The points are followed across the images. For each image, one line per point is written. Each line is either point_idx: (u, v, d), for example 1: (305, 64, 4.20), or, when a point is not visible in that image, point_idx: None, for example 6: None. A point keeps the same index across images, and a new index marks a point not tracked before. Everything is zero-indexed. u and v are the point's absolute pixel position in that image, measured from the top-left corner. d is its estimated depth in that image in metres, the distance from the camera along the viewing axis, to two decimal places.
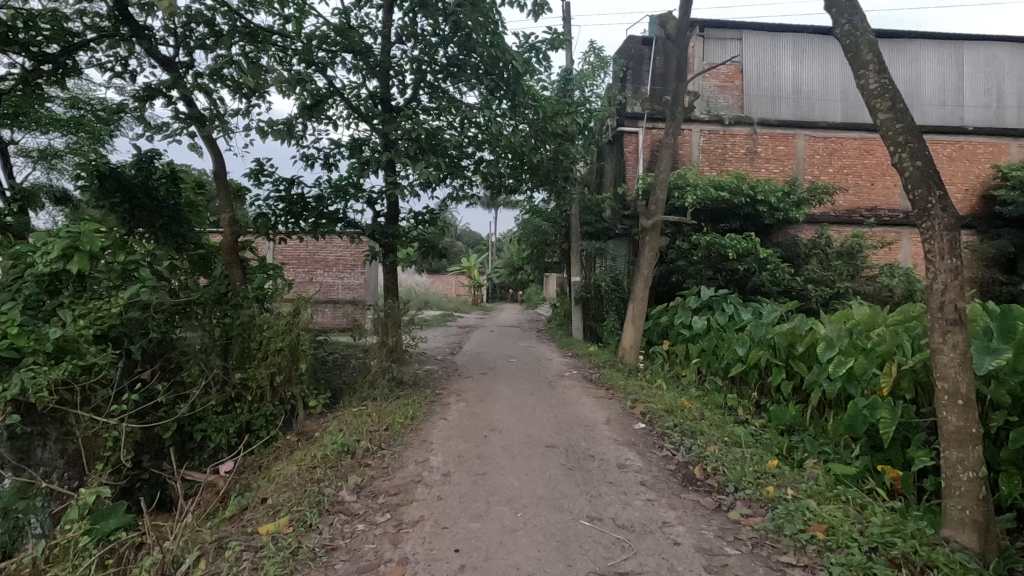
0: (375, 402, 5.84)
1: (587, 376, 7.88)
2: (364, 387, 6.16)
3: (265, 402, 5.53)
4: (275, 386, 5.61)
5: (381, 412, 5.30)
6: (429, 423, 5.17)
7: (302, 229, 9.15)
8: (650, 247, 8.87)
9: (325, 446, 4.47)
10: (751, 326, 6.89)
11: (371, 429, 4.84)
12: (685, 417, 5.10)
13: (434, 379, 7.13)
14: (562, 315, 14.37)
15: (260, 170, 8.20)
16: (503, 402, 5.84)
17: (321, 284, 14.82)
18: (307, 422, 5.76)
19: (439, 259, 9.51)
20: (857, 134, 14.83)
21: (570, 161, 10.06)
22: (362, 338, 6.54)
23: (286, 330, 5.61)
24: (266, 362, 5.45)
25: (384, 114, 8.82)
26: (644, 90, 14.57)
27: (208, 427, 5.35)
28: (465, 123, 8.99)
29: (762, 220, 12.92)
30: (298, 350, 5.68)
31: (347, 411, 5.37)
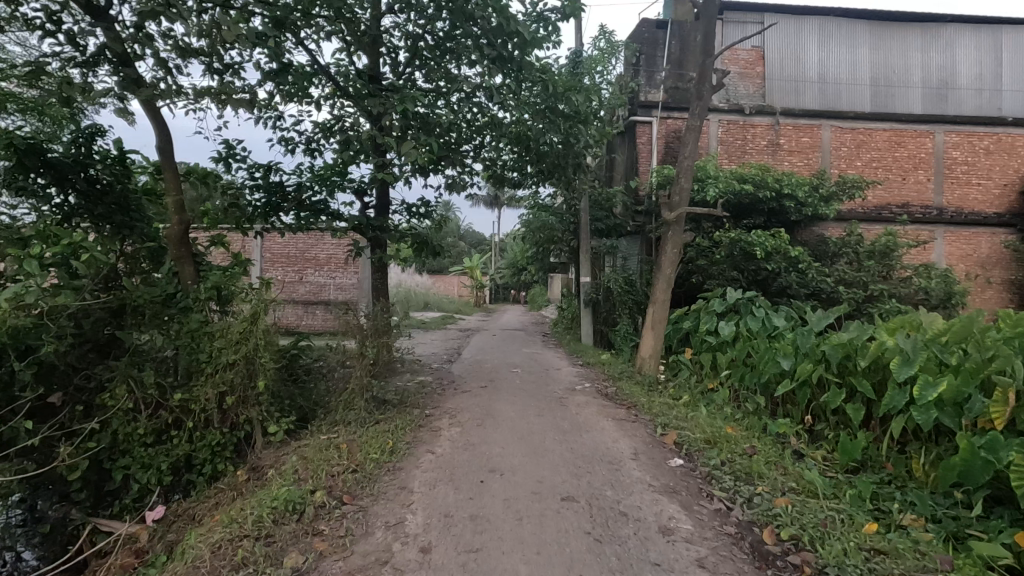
0: (351, 428, 4.89)
1: (603, 390, 6.92)
2: (338, 409, 5.19)
3: (211, 429, 4.62)
4: (225, 410, 4.70)
5: (353, 444, 4.34)
6: (414, 459, 4.20)
7: (283, 223, 8.21)
8: (673, 244, 7.84)
9: (271, 499, 3.54)
10: (794, 335, 5.88)
11: (335, 472, 3.90)
12: (734, 453, 4.11)
13: (426, 395, 6.18)
14: (570, 318, 13.40)
15: (231, 155, 7.32)
16: (509, 426, 4.90)
17: (312, 284, 13.91)
18: (264, 453, 4.84)
19: (434, 257, 8.23)
20: (887, 124, 13.79)
21: (582, 146, 9.12)
22: (341, 345, 5.55)
23: (241, 340, 4.67)
24: (214, 378, 4.50)
25: (372, 91, 7.82)
26: (659, 78, 13.52)
27: (132, 463, 4.43)
28: (464, 101, 8.01)
29: (788, 217, 11.93)
30: (258, 364, 4.72)
31: (314, 442, 4.40)
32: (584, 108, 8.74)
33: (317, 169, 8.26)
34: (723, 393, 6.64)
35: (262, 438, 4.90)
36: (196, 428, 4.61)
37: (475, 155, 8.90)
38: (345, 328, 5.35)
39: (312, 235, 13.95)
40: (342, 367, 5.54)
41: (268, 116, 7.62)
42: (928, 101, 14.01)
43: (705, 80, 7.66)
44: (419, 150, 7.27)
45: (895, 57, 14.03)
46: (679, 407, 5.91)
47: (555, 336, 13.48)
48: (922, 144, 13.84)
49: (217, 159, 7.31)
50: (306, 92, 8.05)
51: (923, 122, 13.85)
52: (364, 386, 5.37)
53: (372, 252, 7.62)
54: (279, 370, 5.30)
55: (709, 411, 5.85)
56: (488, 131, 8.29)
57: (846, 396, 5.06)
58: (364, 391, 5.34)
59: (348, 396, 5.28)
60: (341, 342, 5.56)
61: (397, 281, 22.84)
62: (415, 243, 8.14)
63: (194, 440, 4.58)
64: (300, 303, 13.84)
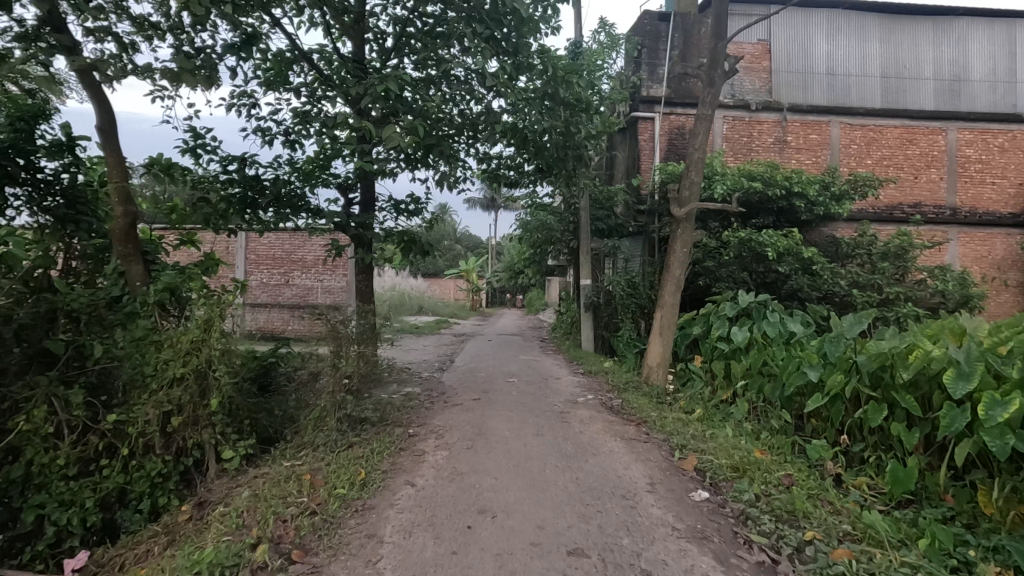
0: (323, 454, 4.28)
1: (607, 403, 6.32)
2: (307, 429, 4.57)
3: (151, 457, 4.16)
4: (169, 432, 4.25)
5: (324, 478, 3.75)
6: (391, 496, 3.60)
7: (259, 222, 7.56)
8: (683, 243, 7.23)
9: (196, 559, 2.93)
10: (819, 342, 5.32)
11: (286, 516, 3.31)
12: (769, 486, 3.53)
13: (412, 410, 5.57)
14: (568, 322, 12.77)
15: (200, 145, 6.74)
16: (505, 450, 4.30)
17: (298, 287, 13.29)
18: (217, 483, 4.41)
19: (424, 256, 7.58)
20: (898, 121, 13.28)
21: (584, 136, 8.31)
22: (315, 352, 4.92)
23: (193, 351, 4.25)
24: (157, 397, 4.08)
25: (354, 75, 7.20)
26: (661, 72, 12.97)
27: (50, 498, 3.90)
28: (455, 85, 7.38)
29: (797, 216, 11.36)
30: (211, 379, 4.30)
31: (279, 475, 3.82)
32: (586, 95, 8.09)
33: (296, 162, 7.65)
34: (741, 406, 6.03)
35: (216, 465, 4.50)
36: (133, 456, 4.17)
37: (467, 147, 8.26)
38: (317, 334, 4.78)
39: (299, 236, 13.33)
40: (314, 379, 4.94)
41: (242, 104, 7.10)
42: (940, 97, 13.49)
43: (715, 65, 7.08)
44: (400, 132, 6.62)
45: (906, 51, 13.52)
46: (695, 423, 5.33)
47: (553, 342, 12.84)
48: (934, 141, 13.32)
49: (183, 149, 6.70)
50: (286, 80, 7.47)
51: (935, 119, 13.34)
52: (338, 401, 4.76)
53: (357, 253, 6.98)
54: (240, 384, 4.73)
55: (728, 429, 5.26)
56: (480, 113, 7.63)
57: (886, 413, 4.48)
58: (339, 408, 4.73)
59: (319, 413, 4.68)
60: (314, 350, 4.97)
61: (390, 284, 22.17)
62: (402, 242, 7.49)
63: (128, 470, 4.12)
64: (287, 307, 13.24)
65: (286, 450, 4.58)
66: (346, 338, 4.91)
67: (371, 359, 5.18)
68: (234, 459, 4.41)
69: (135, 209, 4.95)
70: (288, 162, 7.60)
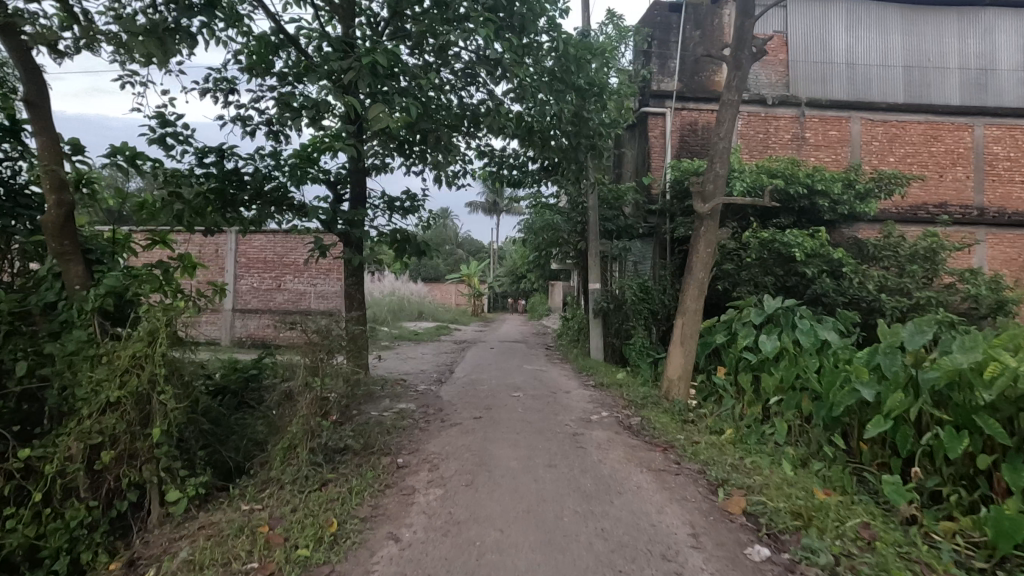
0: (301, 498, 3.63)
1: (626, 422, 5.64)
2: (275, 461, 3.91)
3: (73, 503, 3.62)
4: (99, 468, 3.72)
5: (304, 537, 3.12)
6: (375, 560, 2.96)
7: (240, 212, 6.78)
8: (706, 242, 6.53)
9: None
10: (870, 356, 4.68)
11: None
12: (847, 549, 2.89)
13: (407, 434, 4.91)
14: (574, 329, 12.07)
15: (171, 133, 6.09)
16: (515, 490, 3.67)
17: (290, 292, 12.63)
18: (156, 531, 3.85)
19: (420, 257, 6.86)
20: (922, 117, 12.61)
21: (595, 125, 7.57)
22: (290, 368, 4.23)
23: (132, 369, 3.72)
24: (83, 425, 3.58)
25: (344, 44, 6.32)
26: (672, 65, 12.32)
27: None
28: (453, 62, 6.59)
29: (820, 217, 10.68)
30: (153, 405, 3.77)
31: (241, 534, 3.19)
32: (599, 78, 7.33)
33: (280, 155, 6.97)
34: (775, 427, 5.35)
35: (160, 508, 3.93)
36: (55, 501, 3.65)
37: (468, 138, 7.51)
38: (288, 349, 4.15)
39: (291, 238, 12.69)
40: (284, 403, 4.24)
41: (218, 89, 6.44)
42: (966, 91, 12.81)
43: (742, 47, 6.41)
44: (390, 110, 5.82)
45: (930, 43, 12.86)
46: (731, 449, 4.65)
47: (559, 350, 12.14)
48: (960, 138, 12.63)
49: (151, 137, 6.04)
50: (268, 63, 6.79)
51: (961, 115, 12.67)
52: (315, 427, 4.08)
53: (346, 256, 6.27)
54: (195, 408, 4.22)
55: (770, 457, 4.58)
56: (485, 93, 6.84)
57: (966, 440, 3.82)
58: (313, 437, 4.07)
59: (289, 440, 4.00)
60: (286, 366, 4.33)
61: (390, 288, 21.45)
62: (395, 243, 6.81)
63: (42, 521, 3.57)
64: (279, 312, 12.60)
65: (248, 488, 3.92)
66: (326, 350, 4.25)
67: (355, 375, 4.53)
68: (180, 501, 3.80)
69: (74, 199, 4.38)
70: (272, 155, 6.91)
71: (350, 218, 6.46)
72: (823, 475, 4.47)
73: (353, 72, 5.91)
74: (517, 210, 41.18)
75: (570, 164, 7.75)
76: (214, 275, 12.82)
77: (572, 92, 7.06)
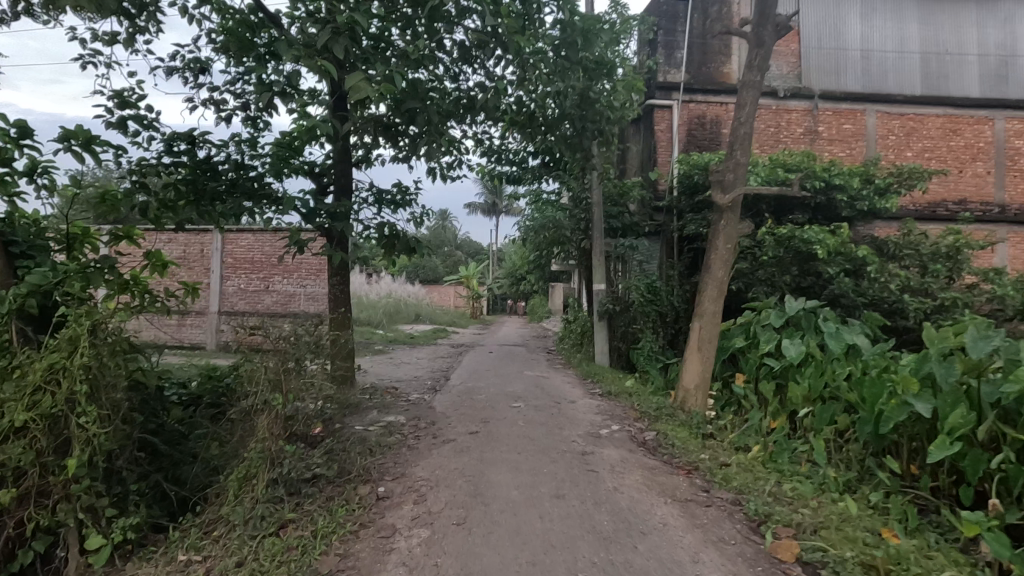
0: (280, 545, 3.13)
1: (639, 438, 5.05)
2: (229, 499, 3.48)
3: None
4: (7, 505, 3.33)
5: None
6: None
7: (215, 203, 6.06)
8: (726, 237, 5.94)
9: None
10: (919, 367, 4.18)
11: None
12: None
13: (397, 455, 4.35)
14: (577, 332, 11.47)
15: (134, 116, 5.49)
16: (522, 532, 3.13)
17: (279, 293, 12.05)
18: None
19: (411, 254, 6.23)
20: (940, 110, 12.05)
21: (603, 108, 6.88)
22: (252, 387, 3.70)
23: (42, 389, 3.34)
24: None
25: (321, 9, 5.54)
26: (679, 56, 11.76)
27: None
28: (445, 33, 5.88)
29: (837, 213, 10.09)
30: (69, 430, 3.37)
31: None
32: (608, 56, 6.68)
33: (259, 144, 6.36)
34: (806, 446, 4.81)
35: (80, 552, 3.50)
36: None
37: (465, 124, 6.88)
38: (247, 360, 3.68)
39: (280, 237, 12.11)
40: (247, 421, 3.82)
41: (188, 68, 5.85)
42: (986, 82, 12.26)
43: (765, 22, 5.83)
44: (374, 79, 5.17)
45: (948, 33, 12.31)
46: (763, 472, 4.08)
47: (561, 355, 11.53)
48: (980, 132, 12.06)
49: (110, 122, 5.44)
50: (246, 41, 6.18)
51: (980, 108, 12.11)
52: (278, 450, 3.61)
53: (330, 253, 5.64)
54: (129, 437, 3.80)
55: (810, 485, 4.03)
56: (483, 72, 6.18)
57: None
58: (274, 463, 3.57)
59: (244, 470, 3.56)
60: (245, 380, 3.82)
61: (387, 290, 20.81)
62: (383, 239, 6.20)
63: None
64: (267, 315, 12.00)
65: (191, 530, 3.46)
66: (294, 359, 3.76)
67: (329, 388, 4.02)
68: (103, 550, 3.44)
69: None
70: (250, 143, 6.30)
71: (330, 210, 5.81)
72: (878, 508, 3.92)
73: (327, 34, 5.10)
74: (517, 211, 40.54)
75: (574, 152, 7.13)
76: (199, 276, 12.25)
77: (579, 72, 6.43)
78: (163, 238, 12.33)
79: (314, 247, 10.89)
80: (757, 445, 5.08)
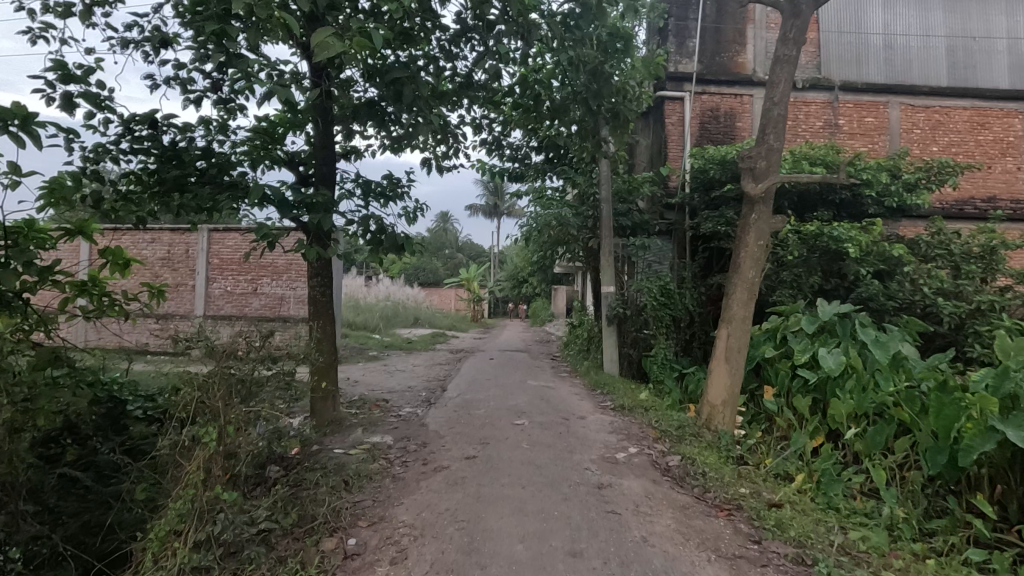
0: None
1: (661, 465, 4.39)
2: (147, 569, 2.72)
3: None
4: None
5: None
6: None
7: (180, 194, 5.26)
8: (760, 232, 5.21)
9: None
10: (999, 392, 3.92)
11: None
12: None
13: (379, 495, 3.69)
14: (583, 338, 10.76)
15: (81, 93, 4.76)
16: None
17: (267, 296, 11.37)
18: None
19: (400, 252, 5.52)
20: (967, 102, 11.37)
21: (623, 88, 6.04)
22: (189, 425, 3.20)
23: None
24: None
25: None
26: (692, 45, 11.11)
27: None
28: None
29: (863, 211, 9.41)
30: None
31: None
32: (629, 29, 5.87)
33: (231, 129, 5.57)
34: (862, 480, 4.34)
35: None
36: None
37: (463, 108, 6.18)
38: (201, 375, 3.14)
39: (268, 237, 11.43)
40: (180, 452, 3.18)
41: (148, 40, 5.12)
42: (1016, 73, 11.57)
43: None
44: (350, 36, 4.39)
45: (975, 21, 11.64)
46: (819, 514, 3.44)
47: (566, 362, 10.84)
48: (1010, 125, 11.36)
49: (53, 100, 4.69)
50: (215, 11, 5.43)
51: (1010, 100, 11.43)
52: (210, 501, 2.98)
53: (304, 248, 4.82)
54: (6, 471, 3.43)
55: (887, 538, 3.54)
56: (485, 42, 5.42)
57: None
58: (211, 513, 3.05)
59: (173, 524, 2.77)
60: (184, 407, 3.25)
61: (385, 293, 20.10)
62: (367, 236, 5.43)
63: None
64: (255, 319, 11.32)
65: None
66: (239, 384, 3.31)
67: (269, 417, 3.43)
68: None
69: None
70: (220, 129, 5.51)
71: (306, 200, 5.00)
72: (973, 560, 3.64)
73: None
74: (518, 211, 39.78)
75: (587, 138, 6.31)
76: (183, 278, 11.59)
77: (594, 45, 5.63)
78: (147, 237, 11.69)
79: (285, 242, 10.33)
80: (801, 472, 4.44)
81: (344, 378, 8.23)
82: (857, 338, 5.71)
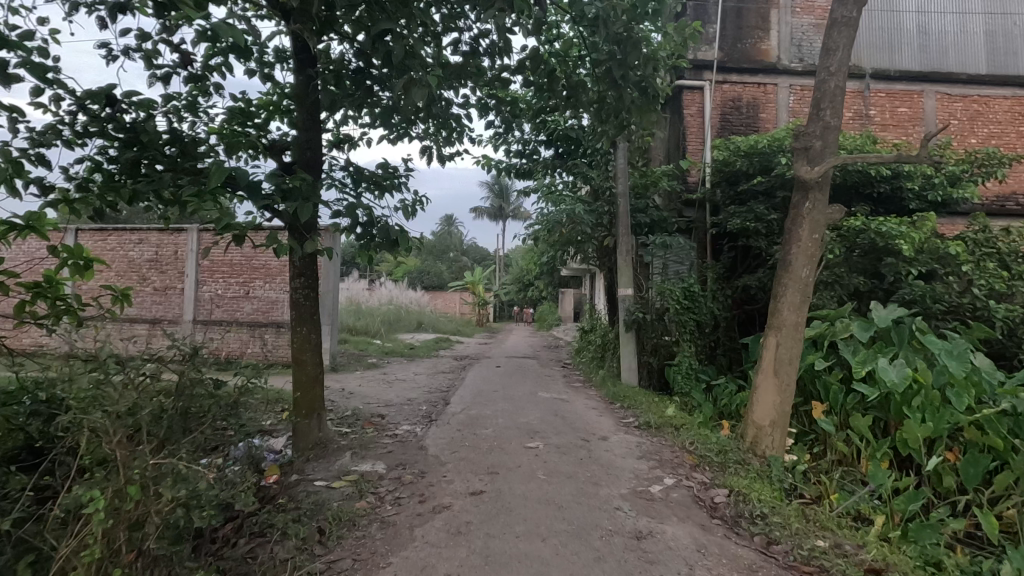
0: None
1: (706, 502, 3.66)
2: None
3: None
4: None
5: None
6: None
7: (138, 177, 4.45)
8: (814, 223, 4.48)
9: None
10: None
11: None
12: None
13: (363, 553, 2.96)
14: (597, 344, 10.01)
15: (23, 61, 4.06)
16: None
17: (259, 300, 10.66)
18: None
19: (396, 247, 4.80)
20: (1009, 90, 10.58)
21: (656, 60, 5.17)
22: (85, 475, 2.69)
23: None
24: None
25: None
26: (712, 30, 10.38)
27: None
28: None
29: (902, 206, 8.63)
30: None
31: None
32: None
33: (203, 109, 4.86)
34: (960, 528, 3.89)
35: None
36: None
37: (467, 86, 5.46)
38: (73, 415, 2.62)
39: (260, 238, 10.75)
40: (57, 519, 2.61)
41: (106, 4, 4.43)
42: None
43: None
44: None
45: (1016, 4, 10.86)
46: None
47: (579, 370, 10.09)
48: None
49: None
50: None
51: None
52: None
53: (277, 241, 3.89)
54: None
55: None
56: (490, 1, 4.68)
57: None
58: None
59: None
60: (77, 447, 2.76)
61: (388, 297, 19.42)
62: (356, 229, 4.70)
63: None
64: (247, 325, 10.61)
65: None
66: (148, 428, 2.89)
67: (188, 467, 2.78)
68: None
69: None
70: (189, 108, 4.79)
71: (281, 184, 4.12)
72: None
73: None
74: (524, 212, 39.01)
75: (610, 117, 5.35)
76: (172, 281, 10.94)
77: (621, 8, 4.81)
78: (134, 238, 11.08)
79: (261, 239, 9.72)
80: (882, 519, 3.90)
81: (338, 390, 7.50)
82: (914, 344, 5.05)
